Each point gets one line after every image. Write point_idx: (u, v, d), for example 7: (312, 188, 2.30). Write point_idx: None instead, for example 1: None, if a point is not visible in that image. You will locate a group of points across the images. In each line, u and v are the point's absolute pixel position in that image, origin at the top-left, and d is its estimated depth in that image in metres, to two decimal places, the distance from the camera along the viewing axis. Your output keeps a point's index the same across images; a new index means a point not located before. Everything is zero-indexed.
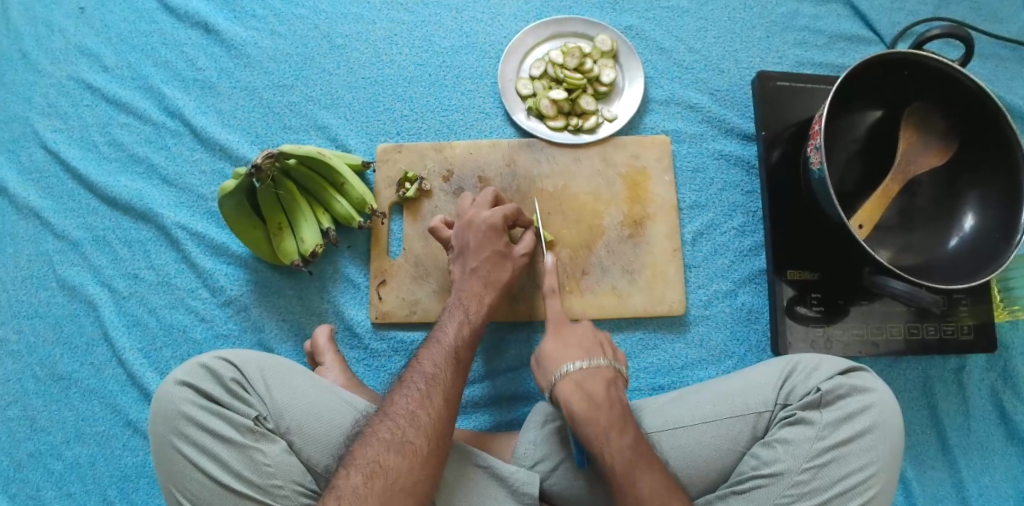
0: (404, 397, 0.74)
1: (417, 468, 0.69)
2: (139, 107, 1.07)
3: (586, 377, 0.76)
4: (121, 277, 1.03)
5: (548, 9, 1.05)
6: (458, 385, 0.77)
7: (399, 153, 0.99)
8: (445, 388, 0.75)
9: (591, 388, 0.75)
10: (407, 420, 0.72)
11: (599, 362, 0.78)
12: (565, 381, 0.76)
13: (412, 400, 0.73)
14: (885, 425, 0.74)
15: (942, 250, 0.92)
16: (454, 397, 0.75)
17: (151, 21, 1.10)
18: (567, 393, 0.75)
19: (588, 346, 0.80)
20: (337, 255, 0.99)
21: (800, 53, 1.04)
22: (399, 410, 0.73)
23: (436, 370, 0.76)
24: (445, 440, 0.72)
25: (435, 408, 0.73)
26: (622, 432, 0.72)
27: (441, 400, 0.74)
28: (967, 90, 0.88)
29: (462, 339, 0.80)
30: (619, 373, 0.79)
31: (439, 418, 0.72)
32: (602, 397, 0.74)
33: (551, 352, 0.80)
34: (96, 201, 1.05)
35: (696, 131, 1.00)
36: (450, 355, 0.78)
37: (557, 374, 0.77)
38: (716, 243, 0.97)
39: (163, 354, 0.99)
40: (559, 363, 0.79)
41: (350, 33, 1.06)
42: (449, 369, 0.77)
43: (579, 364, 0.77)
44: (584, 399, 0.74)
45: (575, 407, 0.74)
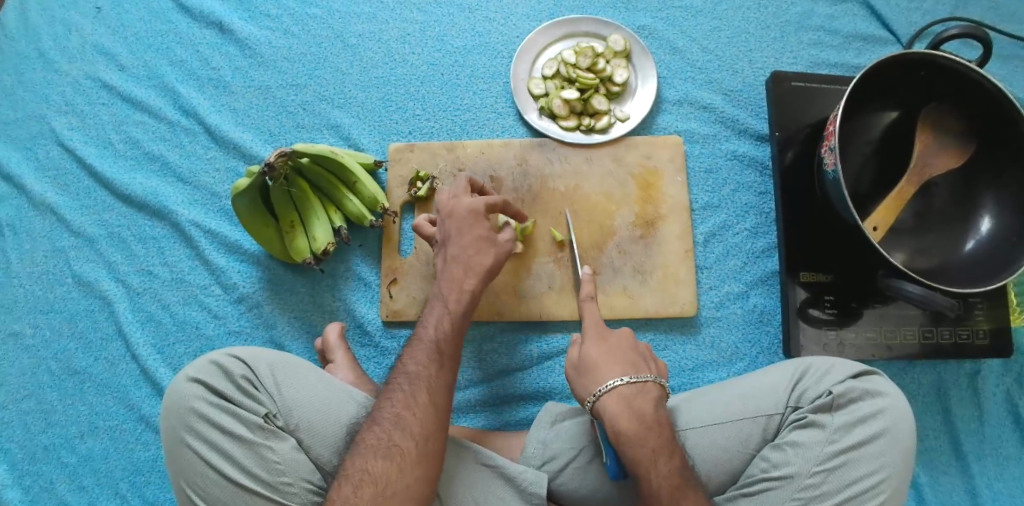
0: (391, 399, 0.74)
1: (409, 471, 0.70)
2: (154, 105, 1.08)
3: (634, 395, 0.73)
4: (135, 274, 1.04)
5: (561, 9, 1.05)
6: (443, 379, 0.76)
7: (411, 153, 0.99)
8: (432, 386, 0.75)
9: (638, 407, 0.73)
10: (399, 422, 0.72)
11: (645, 377, 0.75)
12: (611, 397, 0.73)
13: (399, 403, 0.73)
14: (897, 431, 0.74)
15: (957, 254, 0.90)
16: (440, 394, 0.75)
17: (167, 20, 1.12)
18: (615, 412, 0.72)
19: (631, 358, 0.77)
20: (348, 253, 0.99)
21: (814, 53, 1.04)
22: (389, 413, 0.73)
23: (422, 370, 0.76)
24: (436, 440, 0.73)
25: (422, 409, 0.73)
26: (668, 455, 0.72)
27: (427, 399, 0.74)
28: (984, 92, 0.87)
29: (444, 339, 0.78)
30: (657, 383, 0.76)
31: (427, 419, 0.73)
32: (648, 416, 0.73)
33: (592, 357, 0.77)
34: (111, 198, 1.07)
35: (709, 131, 1.00)
36: (431, 351, 0.77)
37: (602, 389, 0.74)
38: (728, 244, 0.96)
39: (176, 350, 1.00)
40: (599, 376, 0.75)
41: (363, 33, 1.06)
42: (430, 365, 0.76)
43: (627, 379, 0.74)
44: (634, 420, 0.72)
45: (626, 428, 0.71)
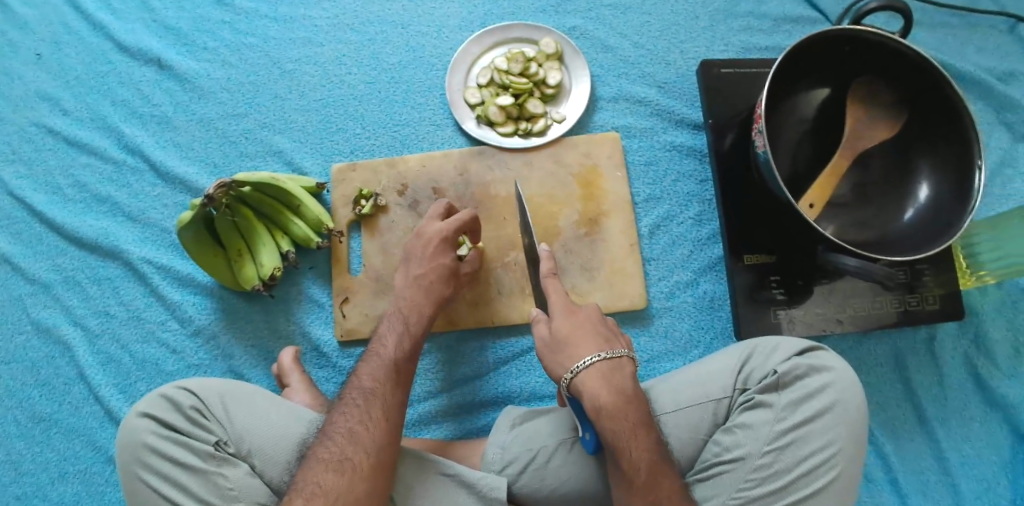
0: (348, 414, 0.75)
1: (360, 485, 0.70)
2: (100, 147, 1.09)
3: (610, 371, 0.74)
4: (92, 315, 1.04)
5: (493, 17, 1.06)
6: (397, 398, 0.78)
7: (354, 172, 1.00)
8: (387, 402, 0.76)
9: (616, 381, 0.74)
10: (354, 437, 0.73)
11: (619, 353, 0.76)
12: (588, 372, 0.74)
13: (351, 417, 0.74)
14: (845, 404, 0.74)
15: (896, 224, 0.90)
16: (393, 410, 0.76)
17: (107, 61, 1.12)
18: (595, 387, 0.73)
19: (602, 333, 0.78)
20: (299, 277, 1.00)
21: (745, 39, 1.05)
22: (347, 428, 0.73)
23: (378, 386, 0.77)
24: (389, 457, 0.73)
25: (377, 422, 0.74)
26: (647, 431, 0.72)
27: (383, 415, 0.75)
28: (908, 61, 0.88)
29: (395, 361, 0.81)
30: (629, 358, 0.77)
31: (381, 433, 0.74)
32: (626, 391, 0.73)
33: (565, 331, 0.78)
34: (64, 242, 1.07)
35: (646, 125, 1.01)
36: (388, 368, 0.79)
37: (579, 366, 0.74)
38: (673, 234, 0.97)
39: (138, 387, 1.01)
40: (574, 353, 0.76)
41: (299, 57, 1.07)
42: (387, 382, 0.78)
43: (602, 355, 0.75)
44: (613, 393, 0.73)
45: (606, 401, 0.72)
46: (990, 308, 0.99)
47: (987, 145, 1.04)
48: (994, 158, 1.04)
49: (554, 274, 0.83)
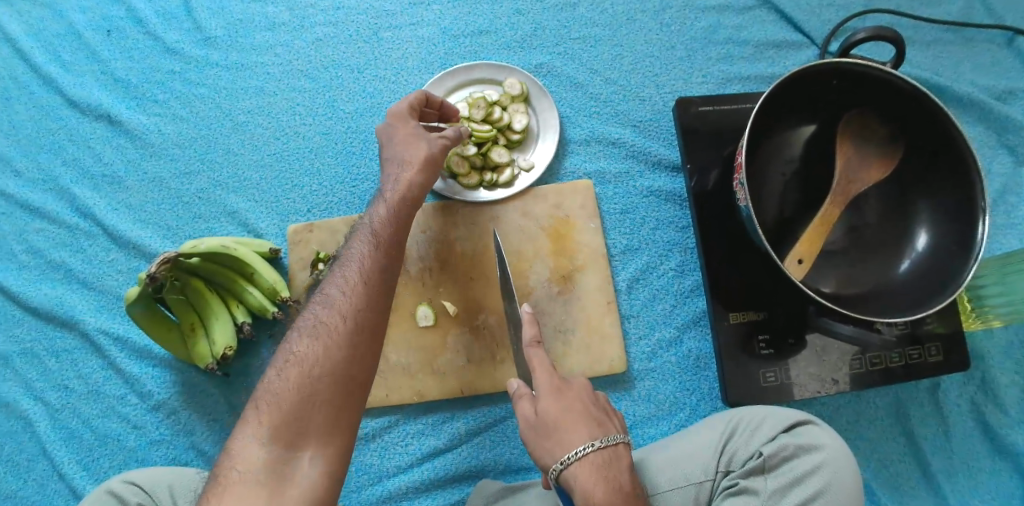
0: (321, 310, 0.68)
1: (321, 392, 0.64)
2: (52, 211, 1.02)
3: (606, 462, 0.65)
4: (51, 389, 0.98)
5: (454, 57, 1.00)
6: (359, 327, 0.67)
7: (311, 233, 0.95)
8: (358, 301, 0.68)
9: (613, 475, 0.65)
10: (322, 338, 0.66)
11: (614, 438, 0.67)
12: (580, 464, 0.65)
13: (324, 309, 0.68)
14: (836, 489, 0.68)
15: (892, 275, 0.83)
16: (367, 310, 0.68)
17: (56, 117, 1.05)
18: (588, 483, 0.64)
19: (594, 415, 0.69)
20: (260, 346, 0.95)
21: (725, 69, 0.98)
22: (317, 327, 0.67)
23: (350, 283, 0.69)
24: (362, 366, 0.66)
25: (347, 323, 0.67)
26: None
27: (352, 314, 0.67)
28: (901, 94, 0.79)
29: (373, 253, 0.71)
30: (626, 443, 0.68)
31: (348, 334, 0.66)
32: (624, 487, 0.64)
33: (552, 413, 0.67)
34: (20, 311, 1.00)
35: (620, 169, 0.94)
36: (347, 295, 0.68)
37: (569, 457, 0.65)
38: (653, 287, 0.91)
39: (100, 465, 0.95)
40: (563, 438, 0.66)
41: (251, 108, 1.02)
42: (349, 310, 0.67)
43: (597, 444, 0.65)
44: (610, 490, 0.63)
45: (601, 499, 0.63)
46: (996, 351, 0.92)
47: (988, 171, 0.96)
48: (997, 184, 0.96)
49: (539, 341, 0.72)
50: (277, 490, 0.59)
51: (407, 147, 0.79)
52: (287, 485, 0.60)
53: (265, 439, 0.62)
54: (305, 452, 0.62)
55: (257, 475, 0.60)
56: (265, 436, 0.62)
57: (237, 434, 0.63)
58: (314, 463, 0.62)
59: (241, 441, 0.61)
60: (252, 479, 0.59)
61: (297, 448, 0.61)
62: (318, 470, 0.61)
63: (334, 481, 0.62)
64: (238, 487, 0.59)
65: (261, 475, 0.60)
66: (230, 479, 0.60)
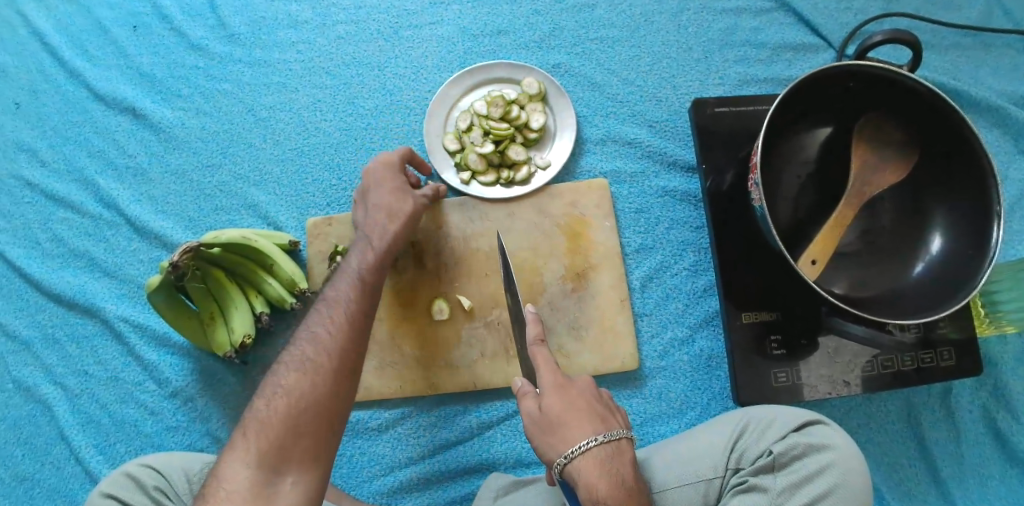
0: (305, 343, 0.70)
1: (307, 421, 0.66)
2: (77, 201, 1.04)
3: (609, 456, 0.66)
4: (71, 374, 1.00)
5: (473, 56, 1.01)
6: (342, 361, 0.69)
7: (330, 227, 0.96)
8: (341, 337, 0.70)
9: (617, 469, 0.66)
10: (307, 371, 0.68)
11: (619, 433, 0.68)
12: (584, 459, 0.65)
13: (310, 344, 0.70)
14: (846, 488, 0.68)
15: (907, 277, 0.83)
16: (351, 346, 0.71)
17: (82, 110, 1.07)
18: (592, 477, 0.65)
19: (597, 412, 0.69)
20: (276, 337, 0.97)
21: (741, 71, 0.98)
22: (302, 359, 0.69)
23: (333, 320, 0.72)
24: (343, 397, 0.69)
25: (333, 358, 0.69)
26: None
27: (335, 350, 0.70)
28: (916, 97, 0.79)
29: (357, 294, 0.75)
30: (630, 439, 0.69)
31: (331, 368, 0.68)
32: (627, 483, 0.65)
33: (555, 409, 0.68)
34: (43, 298, 1.02)
35: (636, 168, 0.95)
36: (331, 331, 0.71)
37: (573, 451, 0.65)
38: (667, 286, 0.92)
39: (117, 449, 0.97)
40: (566, 435, 0.66)
41: (273, 103, 1.03)
42: (333, 346, 0.70)
43: (601, 438, 0.66)
44: (613, 484, 0.64)
45: (606, 494, 0.64)
46: (1010, 357, 0.92)
47: (1005, 177, 0.96)
48: (1013, 190, 0.96)
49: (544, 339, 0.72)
50: None
51: (391, 198, 0.84)
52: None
53: (251, 464, 0.63)
54: (289, 477, 0.63)
55: (242, 496, 0.61)
56: (251, 460, 0.63)
57: (224, 458, 0.64)
58: (296, 487, 0.63)
59: (229, 465, 0.63)
60: (239, 500, 0.61)
61: (280, 475, 0.63)
62: (299, 494, 0.63)
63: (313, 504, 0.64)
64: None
65: (245, 497, 0.61)
66: (218, 498, 0.61)
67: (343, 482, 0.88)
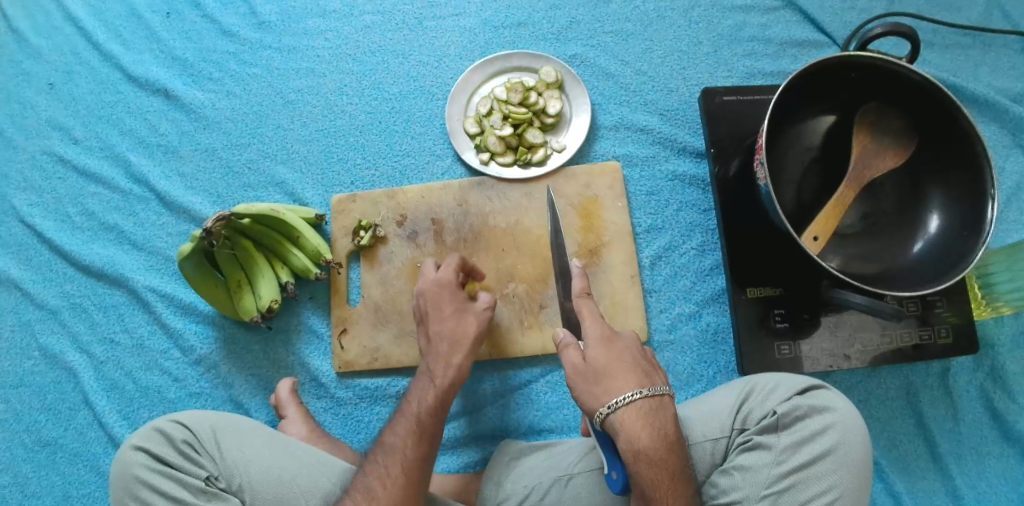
0: (365, 479, 0.74)
1: None
2: (108, 176, 1.09)
3: (652, 410, 0.70)
4: (98, 342, 1.03)
5: (494, 45, 1.07)
6: (418, 449, 0.75)
7: (354, 203, 1.01)
8: (421, 427, 0.77)
9: (657, 422, 0.70)
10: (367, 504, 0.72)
11: (661, 390, 0.72)
12: (628, 410, 0.69)
13: (388, 437, 0.77)
14: (847, 447, 0.71)
15: (905, 257, 0.87)
16: (429, 433, 0.77)
17: (116, 92, 1.12)
18: (635, 427, 0.69)
19: (643, 368, 0.73)
20: (298, 307, 1.01)
21: (749, 64, 1.03)
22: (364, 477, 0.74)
23: (399, 443, 0.76)
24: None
25: (409, 451, 0.75)
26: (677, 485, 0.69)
27: (413, 441, 0.76)
28: (913, 85, 0.84)
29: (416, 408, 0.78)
30: (671, 395, 0.73)
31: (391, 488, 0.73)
32: (669, 435, 0.70)
33: (600, 361, 0.72)
34: (73, 269, 1.06)
35: (647, 153, 1.00)
36: (412, 420, 0.77)
37: (618, 402, 0.69)
38: (676, 264, 0.96)
39: (140, 414, 1.00)
40: (610, 386, 0.71)
41: (301, 87, 1.08)
42: (410, 435, 0.76)
43: (645, 392, 0.70)
44: (654, 436, 0.69)
45: (646, 445, 0.68)
46: (1007, 341, 0.95)
47: (1001, 170, 1.00)
48: (1009, 182, 1.00)
49: (587, 294, 0.78)
50: None
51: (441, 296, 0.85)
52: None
53: None
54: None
55: None
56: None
57: None
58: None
59: None
60: None
61: None
62: None
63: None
64: None
65: None
66: None
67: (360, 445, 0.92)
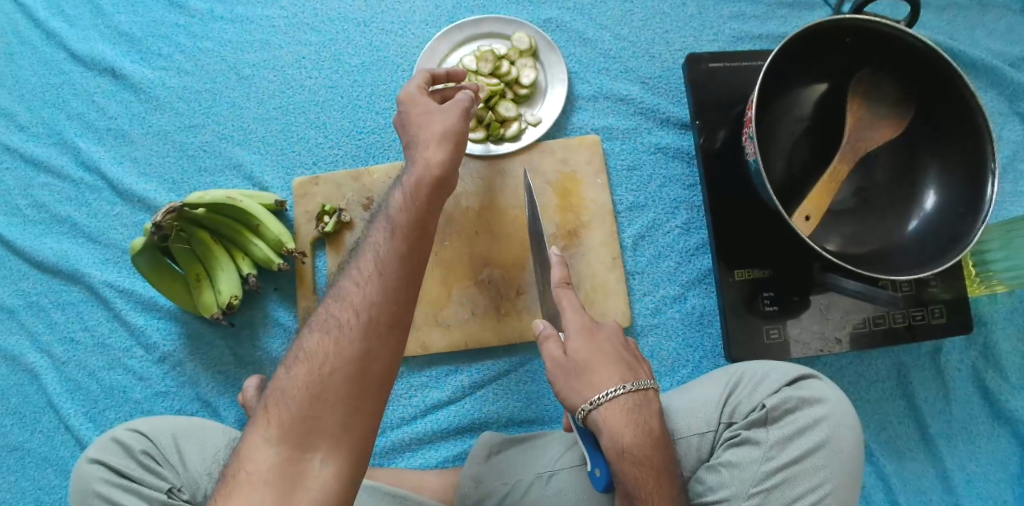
0: (334, 304, 0.62)
1: (335, 387, 0.58)
2: (56, 165, 1.01)
3: (636, 405, 0.66)
4: (56, 342, 0.98)
5: (462, 11, 0.99)
6: (378, 304, 0.60)
7: (317, 186, 0.94)
8: (381, 284, 0.61)
9: (641, 418, 0.66)
10: (333, 333, 0.60)
11: (645, 384, 0.68)
12: (610, 407, 0.65)
13: (337, 302, 0.61)
14: (839, 441, 0.68)
15: (900, 234, 0.82)
16: (391, 294, 0.61)
17: (59, 72, 1.03)
18: (618, 424, 0.65)
19: (625, 360, 0.69)
20: (263, 299, 0.95)
21: (736, 27, 0.96)
22: (328, 320, 0.61)
23: (353, 298, 0.61)
24: (379, 360, 0.59)
25: (364, 312, 0.60)
26: (663, 484, 0.65)
27: (371, 298, 0.60)
28: (910, 51, 0.78)
29: (390, 241, 0.63)
30: (655, 390, 0.69)
31: (361, 331, 0.59)
32: (654, 431, 0.66)
33: (583, 353, 0.68)
34: (25, 266, 1.00)
35: (628, 125, 0.94)
36: (371, 272, 0.62)
37: (600, 398, 0.65)
38: (660, 244, 0.91)
39: (106, 416, 0.96)
40: (592, 380, 0.67)
41: (257, 61, 1.00)
42: (368, 285, 0.61)
43: (628, 387, 0.66)
44: (638, 433, 0.65)
45: (630, 443, 0.64)
46: (1000, 317, 0.92)
47: (999, 138, 0.95)
48: (1006, 150, 0.95)
49: (567, 283, 0.74)
50: (286, 492, 0.54)
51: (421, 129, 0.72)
52: (299, 486, 0.54)
53: (274, 436, 0.56)
54: (317, 452, 0.56)
55: (265, 478, 0.54)
56: (275, 435, 0.56)
57: (249, 429, 0.58)
58: (328, 455, 0.56)
59: (251, 438, 0.56)
60: (260, 479, 0.54)
61: (307, 447, 0.56)
62: (330, 469, 0.56)
63: (353, 479, 0.57)
64: (246, 488, 0.54)
65: (269, 478, 0.54)
66: (238, 478, 0.54)
67: None
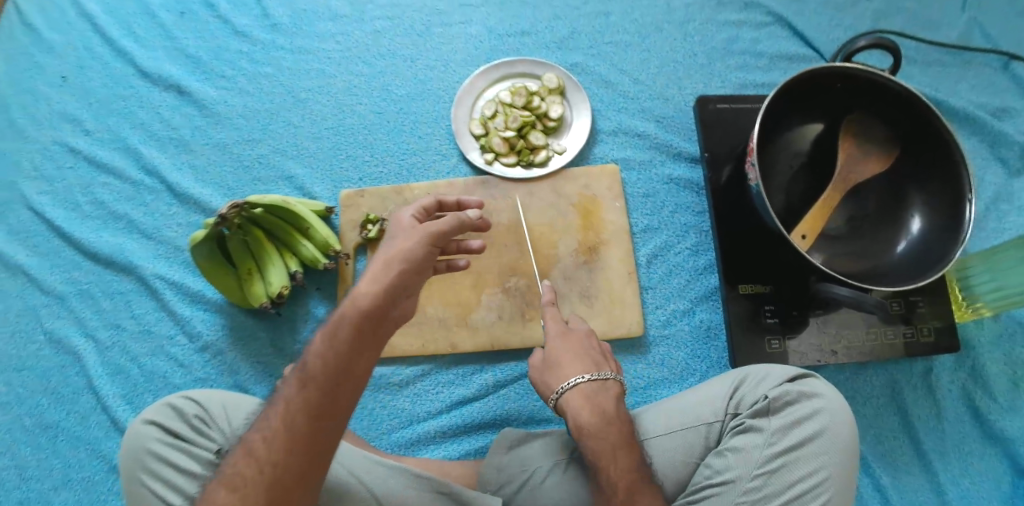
0: (242, 454, 0.66)
1: None
2: (119, 167, 1.12)
3: (594, 391, 0.79)
4: (104, 328, 1.05)
5: (498, 52, 1.11)
6: (285, 457, 0.64)
7: (362, 198, 1.05)
8: (289, 436, 0.65)
9: (600, 401, 0.78)
10: (238, 488, 0.64)
11: (606, 375, 0.81)
12: (574, 392, 0.79)
13: (245, 454, 0.66)
14: (835, 432, 0.75)
15: (890, 255, 0.91)
16: (299, 448, 0.65)
17: (128, 86, 1.16)
18: (576, 406, 0.78)
19: (593, 358, 0.83)
20: (306, 298, 1.04)
21: (742, 75, 1.09)
22: (233, 476, 0.65)
23: (261, 452, 0.65)
24: None
25: (270, 467, 0.64)
26: (626, 454, 0.74)
27: (279, 450, 0.65)
28: (893, 95, 0.89)
29: (303, 392, 0.66)
30: (619, 382, 0.82)
31: (265, 484, 0.64)
32: (609, 412, 0.78)
33: (557, 353, 0.83)
34: (81, 257, 1.08)
35: (644, 157, 1.05)
36: (282, 426, 0.65)
37: (564, 386, 0.80)
38: (671, 263, 1.00)
39: (144, 399, 1.02)
40: (562, 374, 0.81)
41: (313, 87, 1.13)
42: (276, 441, 0.65)
43: (587, 376, 0.80)
44: (595, 412, 0.77)
45: (585, 420, 0.77)
46: (987, 341, 0.99)
47: (981, 181, 1.05)
48: (989, 192, 1.05)
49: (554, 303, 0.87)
50: None
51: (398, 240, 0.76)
52: None
53: None
54: None
55: None
56: None
57: None
58: None
59: None
60: None
61: None
62: None
63: None
64: None
65: None
66: None
67: (365, 433, 0.94)
